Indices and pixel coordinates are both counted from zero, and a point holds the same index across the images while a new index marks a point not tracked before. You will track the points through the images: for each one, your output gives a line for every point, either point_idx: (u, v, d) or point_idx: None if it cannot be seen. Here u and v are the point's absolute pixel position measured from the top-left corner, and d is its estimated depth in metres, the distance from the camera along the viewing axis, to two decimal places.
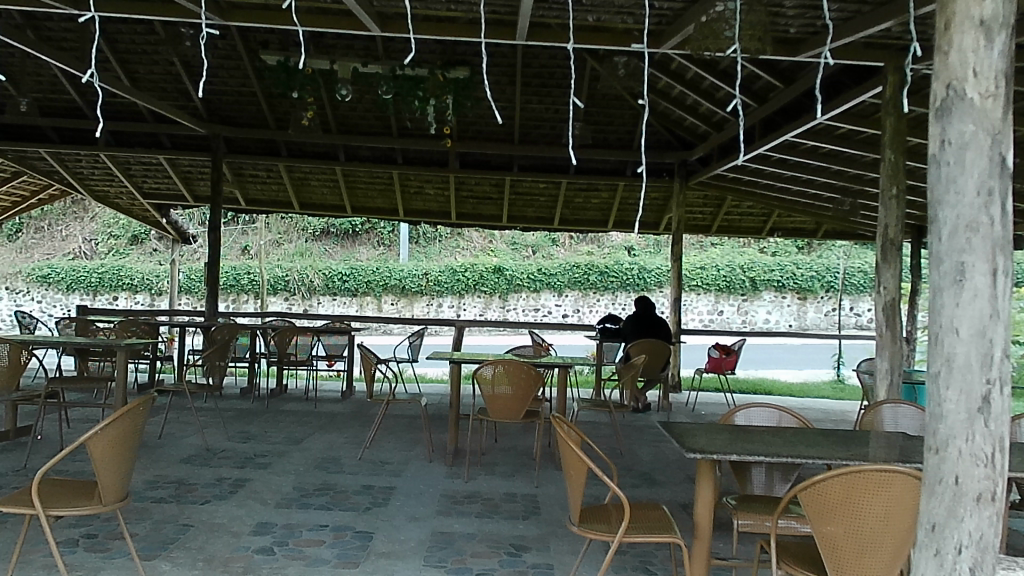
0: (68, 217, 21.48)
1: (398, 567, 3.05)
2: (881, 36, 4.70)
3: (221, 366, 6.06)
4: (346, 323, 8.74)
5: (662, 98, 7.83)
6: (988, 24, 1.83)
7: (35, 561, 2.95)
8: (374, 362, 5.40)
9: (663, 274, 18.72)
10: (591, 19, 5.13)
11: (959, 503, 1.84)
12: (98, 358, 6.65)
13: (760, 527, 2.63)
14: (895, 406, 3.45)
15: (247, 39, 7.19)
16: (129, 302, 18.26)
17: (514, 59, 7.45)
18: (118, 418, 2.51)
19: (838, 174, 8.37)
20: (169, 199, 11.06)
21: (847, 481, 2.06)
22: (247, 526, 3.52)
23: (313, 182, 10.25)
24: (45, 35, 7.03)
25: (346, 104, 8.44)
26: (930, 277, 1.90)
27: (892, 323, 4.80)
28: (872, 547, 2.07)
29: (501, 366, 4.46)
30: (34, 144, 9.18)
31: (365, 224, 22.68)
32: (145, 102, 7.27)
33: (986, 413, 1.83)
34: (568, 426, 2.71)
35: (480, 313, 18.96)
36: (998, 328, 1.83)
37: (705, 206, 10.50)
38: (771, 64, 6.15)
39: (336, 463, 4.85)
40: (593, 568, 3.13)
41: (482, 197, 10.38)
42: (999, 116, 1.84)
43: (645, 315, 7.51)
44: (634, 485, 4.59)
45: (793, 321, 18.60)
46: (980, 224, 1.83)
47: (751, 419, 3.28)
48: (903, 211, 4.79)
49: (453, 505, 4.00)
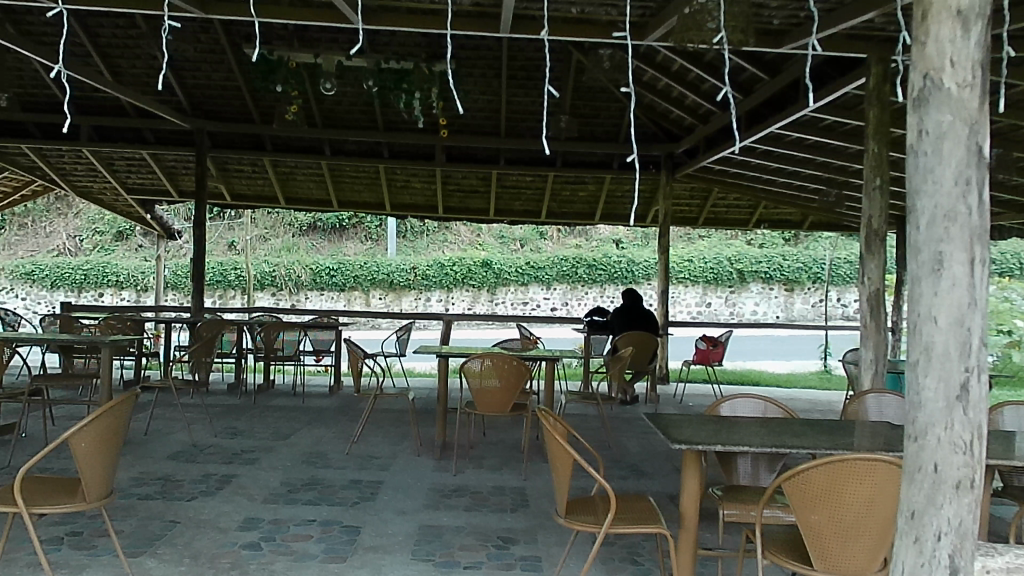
0: (52, 213, 21.37)
1: (386, 561, 3.05)
2: (864, 28, 4.72)
3: (207, 361, 5.94)
4: (332, 317, 8.69)
5: (649, 91, 7.83)
6: (965, 14, 1.84)
7: (19, 559, 2.92)
8: (360, 356, 5.32)
9: (650, 266, 18.76)
10: (574, 11, 5.11)
11: (938, 491, 1.85)
12: (83, 355, 6.59)
13: (746, 517, 2.65)
14: (880, 395, 3.48)
15: (231, 32, 7.14)
16: (115, 299, 18.05)
17: (500, 52, 7.44)
18: (101, 414, 2.49)
19: (823, 166, 8.40)
20: (153, 194, 10.97)
21: (832, 470, 2.07)
22: (234, 521, 3.51)
23: (299, 178, 10.21)
24: (25, 29, 6.95)
25: (331, 97, 8.38)
26: (908, 266, 1.91)
27: (877, 313, 4.84)
28: (856, 535, 2.10)
29: (489, 359, 4.46)
30: (16, 139, 9.09)
31: (352, 218, 22.69)
32: (128, 97, 7.21)
33: (965, 401, 1.84)
34: (554, 419, 2.70)
35: (469, 307, 18.84)
36: (975, 316, 1.84)
37: (692, 197, 10.55)
38: (757, 56, 6.18)
39: (324, 458, 4.84)
40: (580, 560, 3.14)
41: (469, 190, 10.36)
42: (977, 105, 1.85)
43: (633, 308, 7.47)
44: (622, 477, 4.61)
45: (780, 312, 18.70)
46: (958, 214, 1.84)
47: (736, 410, 3.28)
48: (887, 202, 4.78)
49: (441, 498, 4.00)
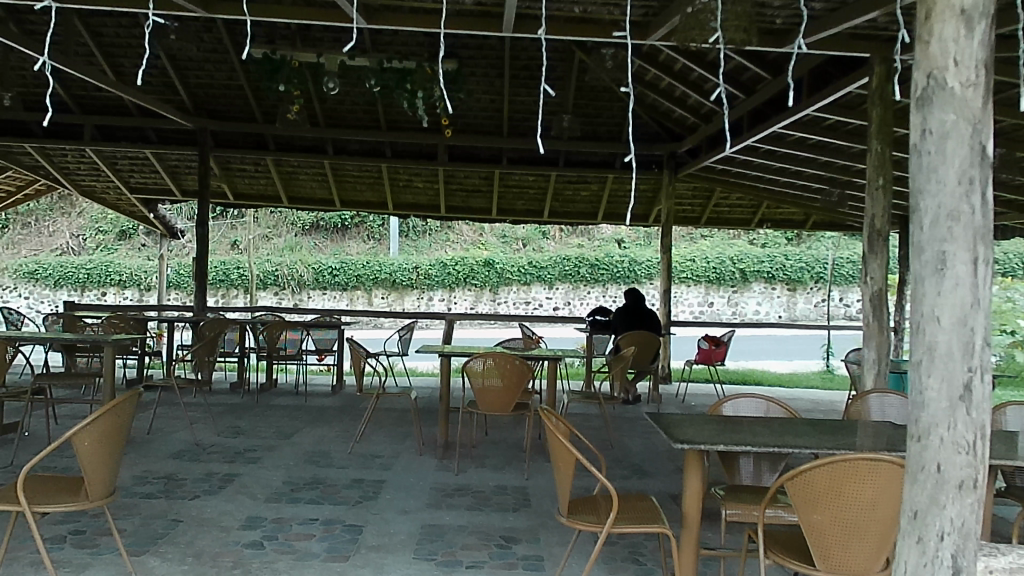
0: (55, 212, 21.43)
1: (388, 560, 3.06)
2: (867, 27, 4.71)
3: (210, 361, 5.95)
4: (334, 317, 8.69)
5: (651, 91, 7.83)
6: (968, 14, 1.84)
7: (23, 558, 2.93)
8: (363, 355, 5.32)
9: (652, 266, 18.75)
10: (577, 10, 5.11)
11: (942, 491, 1.85)
12: (86, 353, 6.61)
13: (748, 517, 2.64)
14: (882, 395, 3.48)
15: (234, 32, 7.16)
16: (118, 298, 18.08)
17: (502, 52, 7.44)
18: (104, 413, 2.49)
19: (825, 166, 8.39)
20: (156, 194, 10.98)
21: (834, 469, 2.07)
22: (237, 520, 3.52)
23: (301, 177, 10.22)
24: (28, 29, 6.96)
25: (334, 97, 8.40)
26: (911, 266, 1.91)
27: (879, 313, 4.83)
28: (858, 534, 2.10)
29: (491, 358, 4.45)
30: (19, 138, 9.11)
31: (355, 217, 22.72)
32: (131, 96, 7.22)
33: (968, 401, 1.84)
34: (556, 418, 2.70)
35: (471, 306, 18.85)
36: (978, 316, 1.84)
37: (694, 197, 10.54)
38: (759, 55, 6.18)
39: (326, 457, 4.85)
40: (582, 560, 3.14)
41: (471, 190, 10.37)
42: (980, 105, 1.85)
43: (635, 307, 7.48)
44: (624, 476, 4.61)
45: (782, 312, 18.68)
46: (961, 213, 1.84)
47: (739, 410, 3.28)
48: (890, 202, 4.78)
49: (443, 497, 4.00)
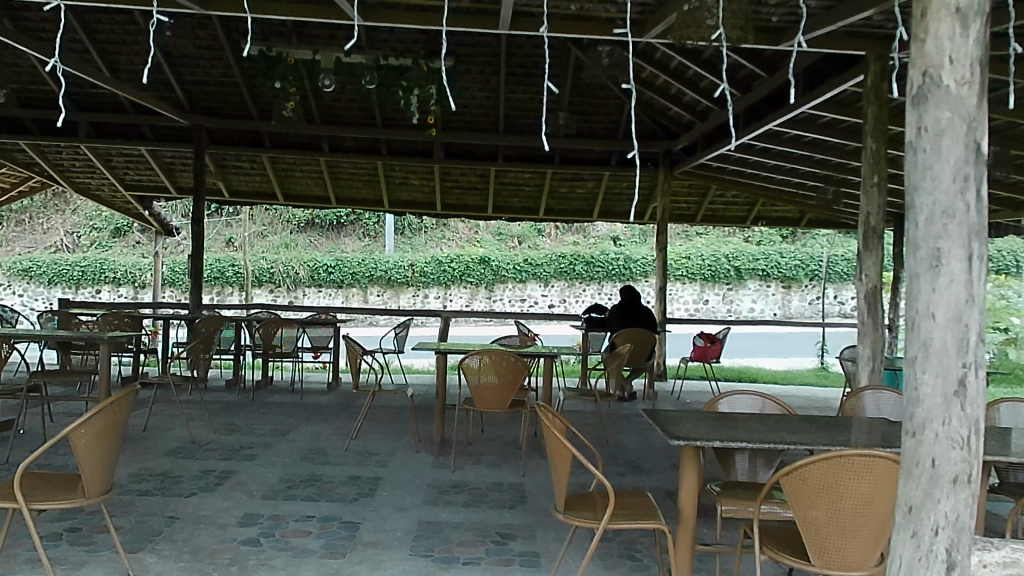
0: (49, 209, 21.40)
1: (384, 557, 3.06)
2: (862, 25, 4.73)
3: (206, 358, 5.93)
4: (331, 314, 8.70)
5: (648, 89, 7.83)
6: (963, 12, 1.85)
7: (19, 555, 2.92)
8: (359, 353, 5.30)
9: (647, 264, 18.77)
10: (574, 8, 5.15)
11: (936, 486, 1.87)
12: (81, 350, 6.60)
13: (744, 513, 2.65)
14: (877, 392, 3.50)
15: (229, 29, 7.14)
16: (112, 295, 17.95)
17: (498, 49, 7.43)
18: (102, 409, 2.50)
19: (820, 164, 8.42)
20: (151, 190, 10.93)
21: (829, 465, 2.08)
22: (233, 517, 3.51)
23: (297, 175, 10.21)
24: (22, 25, 6.95)
25: (328, 94, 8.41)
26: (907, 263, 1.92)
27: (874, 310, 4.84)
28: (852, 529, 2.12)
29: (488, 356, 4.46)
30: (13, 135, 9.09)
31: (351, 215, 22.76)
32: (126, 93, 7.15)
33: (962, 397, 1.86)
34: (552, 416, 2.70)
35: (466, 304, 18.93)
36: (973, 313, 1.86)
37: (690, 195, 10.56)
38: (754, 53, 6.19)
39: (322, 454, 4.85)
40: (579, 557, 3.14)
41: (467, 187, 10.38)
42: (974, 103, 1.86)
43: (630, 304, 7.49)
44: (620, 473, 4.62)
45: (777, 309, 18.73)
46: (956, 210, 1.85)
47: (734, 407, 3.30)
48: (885, 199, 4.79)
49: (439, 494, 4.00)
